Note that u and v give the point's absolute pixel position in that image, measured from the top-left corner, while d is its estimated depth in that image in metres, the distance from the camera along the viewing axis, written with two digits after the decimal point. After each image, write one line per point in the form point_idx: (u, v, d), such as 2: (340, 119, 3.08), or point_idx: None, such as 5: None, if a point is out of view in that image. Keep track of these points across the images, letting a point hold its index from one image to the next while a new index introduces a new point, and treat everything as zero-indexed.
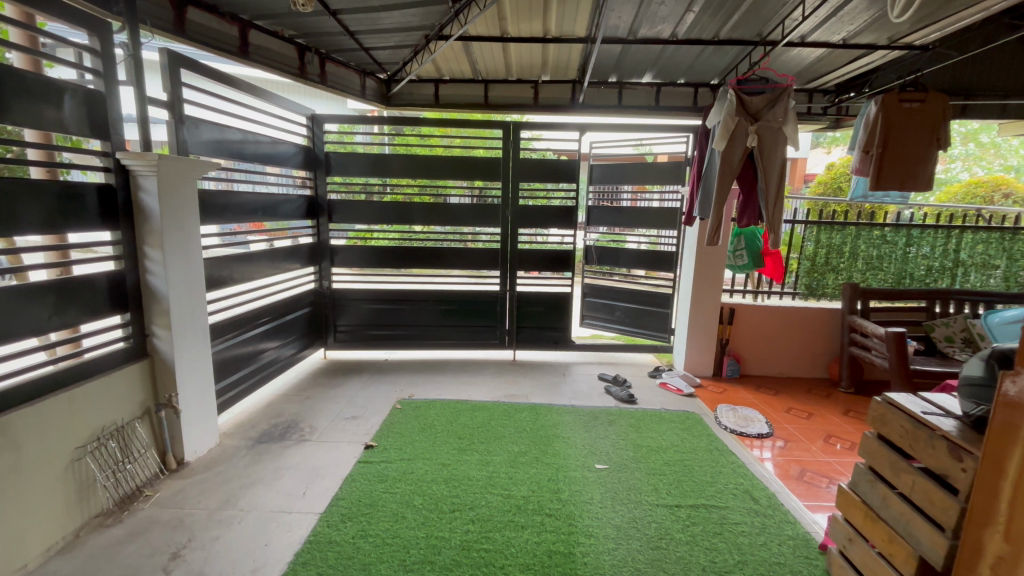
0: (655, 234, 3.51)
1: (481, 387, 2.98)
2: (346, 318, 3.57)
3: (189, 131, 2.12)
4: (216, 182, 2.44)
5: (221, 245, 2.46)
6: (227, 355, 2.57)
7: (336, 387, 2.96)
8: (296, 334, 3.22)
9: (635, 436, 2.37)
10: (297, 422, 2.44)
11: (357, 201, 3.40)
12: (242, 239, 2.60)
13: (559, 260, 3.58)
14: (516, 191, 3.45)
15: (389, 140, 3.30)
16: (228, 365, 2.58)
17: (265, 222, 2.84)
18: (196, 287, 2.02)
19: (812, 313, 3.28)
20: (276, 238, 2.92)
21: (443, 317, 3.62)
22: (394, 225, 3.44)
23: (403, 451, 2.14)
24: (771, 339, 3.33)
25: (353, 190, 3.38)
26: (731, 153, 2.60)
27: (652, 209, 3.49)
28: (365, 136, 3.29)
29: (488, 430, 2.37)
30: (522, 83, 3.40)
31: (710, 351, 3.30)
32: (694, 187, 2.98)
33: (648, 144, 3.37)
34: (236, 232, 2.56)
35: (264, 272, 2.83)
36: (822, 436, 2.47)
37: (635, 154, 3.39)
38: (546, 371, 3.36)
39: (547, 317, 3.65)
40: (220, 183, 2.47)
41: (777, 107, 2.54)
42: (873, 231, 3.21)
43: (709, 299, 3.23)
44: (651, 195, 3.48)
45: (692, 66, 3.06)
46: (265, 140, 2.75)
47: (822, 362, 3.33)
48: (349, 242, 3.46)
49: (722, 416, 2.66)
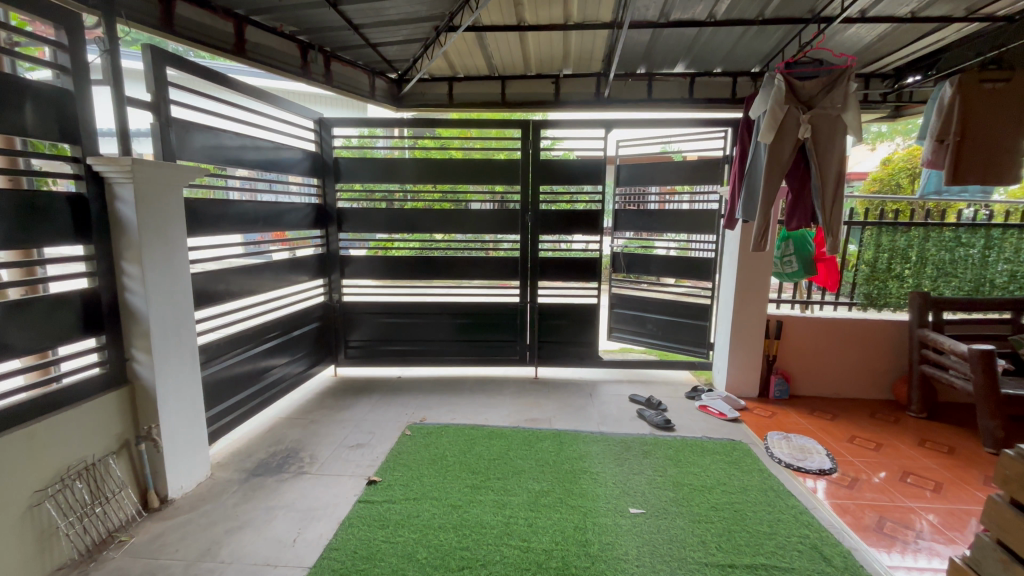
0: (689, 239, 3.20)
1: (499, 409, 2.72)
2: (357, 333, 3.37)
3: (176, 135, 1.96)
4: (241, 192, 2.43)
5: (218, 257, 2.28)
6: (226, 376, 2.39)
7: (343, 409, 2.74)
8: (304, 350, 3.04)
9: (674, 472, 2.07)
10: (297, 451, 2.23)
11: (377, 210, 3.20)
12: (265, 250, 2.59)
13: (583, 269, 3.30)
14: (536, 195, 3.20)
15: (410, 146, 3.11)
16: (228, 387, 2.40)
17: (285, 231, 2.82)
18: (182, 305, 1.84)
19: (873, 325, 2.90)
20: (298, 246, 2.90)
21: (458, 332, 3.38)
22: (415, 234, 3.22)
23: (410, 488, 1.90)
24: (825, 355, 2.96)
25: (372, 200, 3.18)
26: (780, 146, 2.29)
27: (681, 212, 3.18)
28: (385, 141, 3.12)
29: (505, 462, 2.11)
30: (541, 78, 3.15)
31: (756, 370, 2.95)
32: (734, 186, 2.66)
33: (675, 146, 3.09)
34: (259, 242, 2.54)
35: (268, 286, 2.65)
36: (896, 472, 2.10)
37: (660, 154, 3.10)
38: (571, 390, 3.08)
39: (571, 331, 3.37)
40: (245, 193, 2.46)
41: (834, 91, 2.20)
42: (944, 232, 2.81)
43: (754, 310, 2.89)
44: (680, 196, 3.17)
45: (731, 52, 2.76)
46: (267, 146, 2.58)
47: (886, 381, 2.94)
48: (370, 252, 3.26)
49: (774, 446, 2.32)
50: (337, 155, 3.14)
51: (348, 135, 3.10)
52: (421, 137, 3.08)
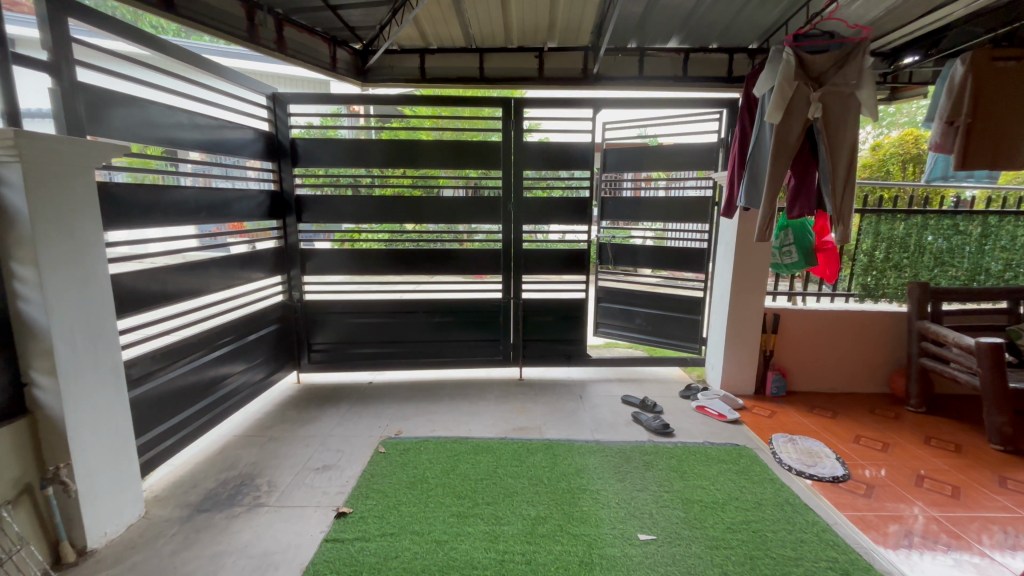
0: (664, 228, 3.04)
1: (483, 417, 2.47)
2: (323, 335, 3.04)
3: (86, 107, 1.61)
4: (193, 178, 2.16)
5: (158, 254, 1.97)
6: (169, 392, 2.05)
7: (307, 423, 2.43)
8: (261, 356, 2.70)
9: (682, 486, 1.87)
10: (254, 477, 1.93)
11: (343, 197, 2.87)
12: (222, 241, 2.36)
13: (570, 262, 3.07)
14: (519, 182, 2.94)
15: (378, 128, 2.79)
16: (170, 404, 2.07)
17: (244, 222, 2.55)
18: (97, 313, 1.51)
19: (870, 317, 2.79)
20: (258, 239, 2.64)
21: (436, 331, 3.10)
22: (383, 223, 2.91)
23: (387, 521, 1.64)
24: (822, 349, 2.84)
25: (336, 187, 2.85)
26: (789, 127, 2.10)
27: (657, 200, 3.02)
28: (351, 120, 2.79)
29: (494, 483, 1.87)
30: (524, 52, 2.85)
31: (752, 366, 2.81)
32: (734, 172, 2.48)
33: (652, 131, 2.93)
34: (216, 234, 2.32)
35: (214, 285, 2.30)
36: (911, 477, 1.98)
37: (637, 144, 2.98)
38: (559, 392, 2.86)
39: (558, 329, 3.14)
40: (197, 179, 2.18)
41: (848, 67, 2.02)
42: (943, 220, 2.71)
43: (752, 304, 2.74)
44: (658, 183, 3.00)
45: (729, 26, 2.55)
46: (208, 123, 2.22)
47: (881, 374, 2.86)
48: (335, 245, 2.93)
49: (781, 451, 2.16)
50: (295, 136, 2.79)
51: (308, 114, 2.75)
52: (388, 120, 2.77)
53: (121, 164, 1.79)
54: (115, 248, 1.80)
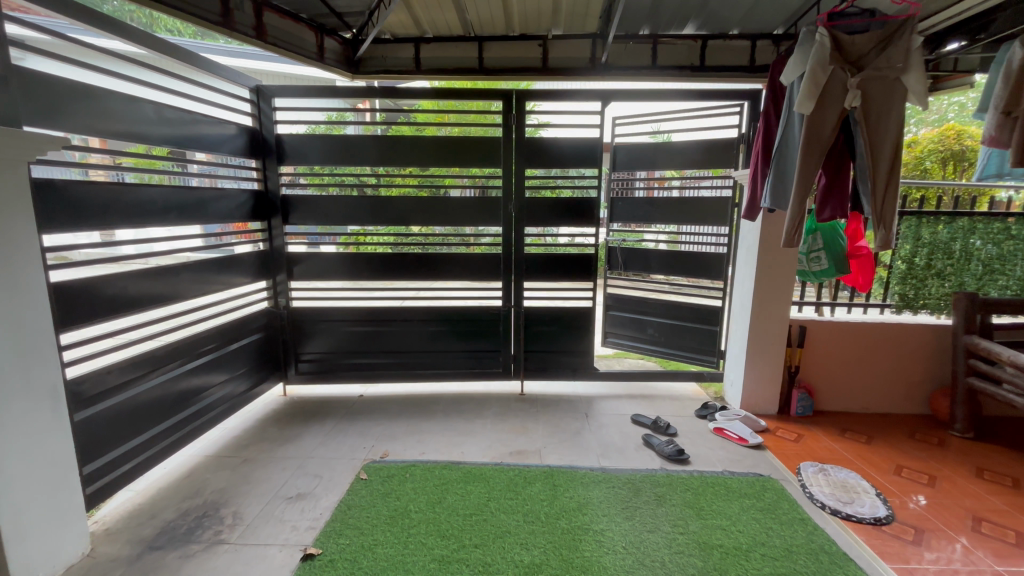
0: (679, 230, 2.82)
1: (477, 438, 2.26)
2: (312, 344, 2.85)
3: (24, 94, 1.41)
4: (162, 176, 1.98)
5: (132, 258, 1.83)
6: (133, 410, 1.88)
7: (287, 442, 2.24)
8: (243, 366, 2.53)
9: (698, 527, 1.64)
10: (218, 507, 1.74)
11: (349, 198, 2.69)
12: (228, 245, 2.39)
13: (576, 267, 2.84)
14: (521, 181, 2.72)
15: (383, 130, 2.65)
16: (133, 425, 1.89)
17: (250, 223, 2.57)
18: (29, 330, 1.32)
19: (907, 329, 2.52)
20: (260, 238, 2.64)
21: (431, 342, 2.89)
22: (389, 225, 2.73)
23: (360, 566, 1.43)
24: (854, 365, 2.58)
25: (341, 187, 2.68)
26: (822, 118, 1.85)
27: (671, 201, 2.79)
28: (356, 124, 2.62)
29: (484, 520, 1.65)
30: (526, 40, 2.62)
31: (776, 383, 2.56)
32: (756, 169, 2.23)
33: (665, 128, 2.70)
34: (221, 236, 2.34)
35: (187, 290, 2.12)
36: (964, 519, 1.72)
37: (651, 145, 2.78)
38: (562, 410, 2.63)
39: (562, 340, 2.92)
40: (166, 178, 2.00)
41: (892, 48, 1.76)
42: (992, 223, 2.43)
43: (775, 315, 2.48)
44: (672, 184, 2.78)
45: (753, 9, 2.30)
46: (178, 116, 2.04)
47: (921, 393, 2.59)
48: (342, 248, 2.75)
49: (812, 483, 1.92)
50: (307, 132, 2.64)
51: (314, 121, 2.59)
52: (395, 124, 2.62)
53: (128, 164, 1.82)
54: (122, 248, 1.81)
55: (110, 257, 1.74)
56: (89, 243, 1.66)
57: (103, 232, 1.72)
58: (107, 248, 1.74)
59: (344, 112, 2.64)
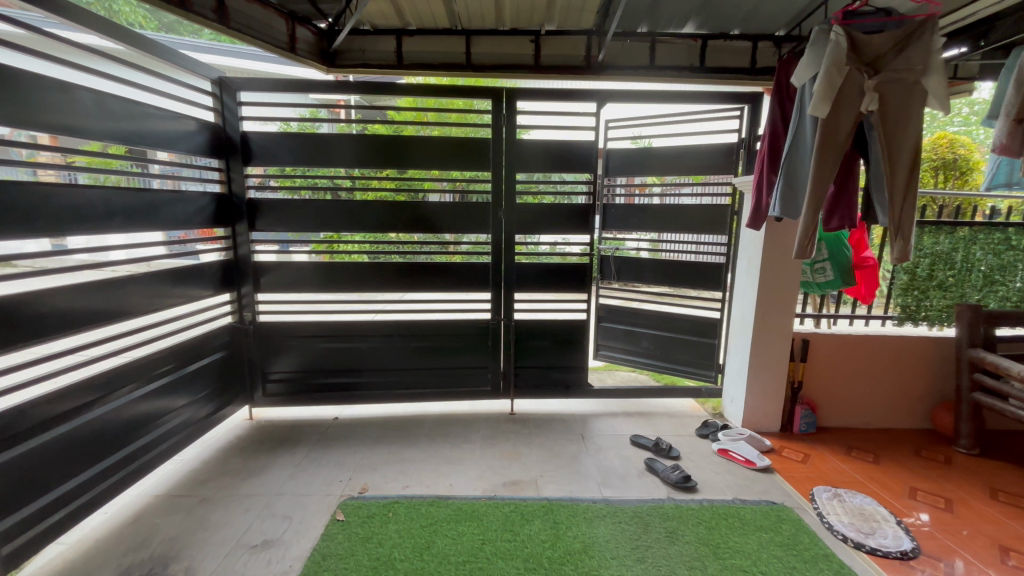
0: (659, 237, 2.70)
1: (467, 467, 2.06)
2: (281, 363, 2.60)
3: None
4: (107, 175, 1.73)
5: (70, 268, 1.59)
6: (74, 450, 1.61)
7: (253, 475, 2.00)
8: (204, 389, 2.27)
9: (717, 569, 1.48)
10: (168, 562, 1.49)
11: (322, 203, 2.46)
12: (192, 249, 2.16)
13: (568, 277, 2.68)
14: (510, 185, 2.55)
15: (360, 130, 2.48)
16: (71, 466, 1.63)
17: (217, 228, 2.35)
18: None
19: (910, 342, 2.45)
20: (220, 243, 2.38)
21: (415, 358, 2.67)
22: (368, 232, 2.51)
23: None
24: (856, 379, 2.49)
25: (314, 190, 2.45)
26: (838, 122, 1.74)
27: (651, 208, 2.68)
28: (330, 124, 2.41)
29: (481, 570, 1.45)
30: (517, 35, 2.46)
31: (778, 400, 2.45)
32: (760, 175, 2.11)
33: (646, 135, 2.64)
34: (185, 241, 2.11)
35: (136, 305, 1.85)
36: (991, 548, 1.62)
37: (632, 150, 2.71)
38: (556, 431, 2.45)
39: (554, 355, 2.75)
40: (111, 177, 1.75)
41: (911, 50, 1.67)
42: (992, 233, 2.38)
43: (779, 328, 2.37)
44: (652, 191, 2.67)
45: (755, 9, 2.20)
46: (127, 108, 1.79)
47: (922, 408, 2.52)
48: (314, 256, 2.51)
49: (829, 512, 1.79)
50: (278, 131, 2.41)
51: (285, 117, 2.37)
52: (372, 123, 2.41)
53: (81, 163, 1.63)
54: (74, 256, 1.62)
55: (62, 266, 1.56)
56: (39, 251, 1.48)
57: (55, 238, 1.53)
58: (59, 256, 1.57)
59: (317, 109, 2.41)
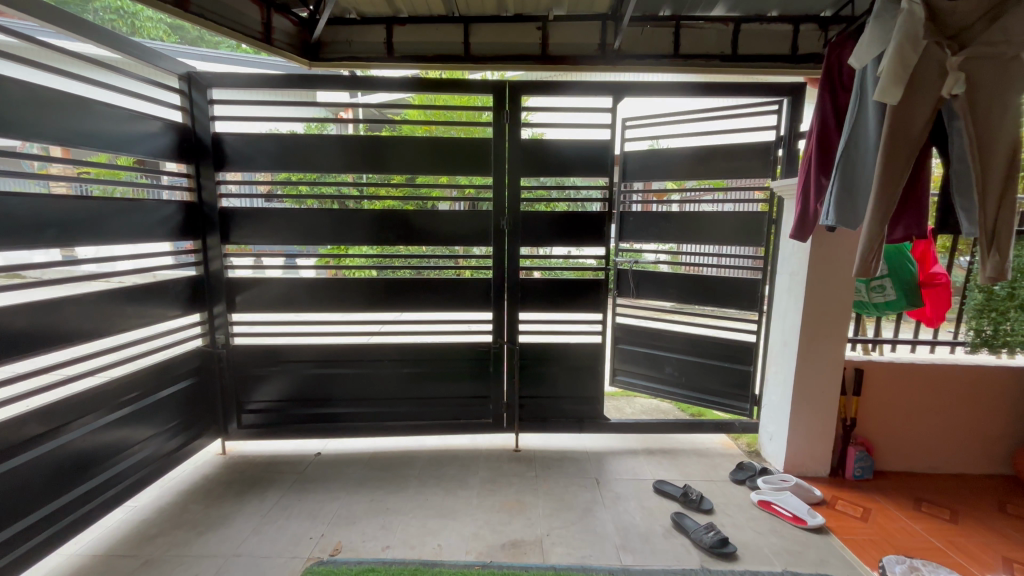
0: (679, 247, 2.39)
1: (461, 522, 1.75)
2: (260, 391, 2.34)
3: None
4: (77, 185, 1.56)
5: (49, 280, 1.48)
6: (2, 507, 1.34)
7: (211, 529, 1.71)
8: (170, 420, 2.01)
9: None
10: None
11: (325, 211, 2.20)
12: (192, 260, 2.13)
13: (581, 295, 2.37)
14: (515, 191, 2.26)
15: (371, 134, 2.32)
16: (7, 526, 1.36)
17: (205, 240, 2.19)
18: None
19: (983, 372, 2.07)
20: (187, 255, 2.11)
21: (407, 386, 2.38)
22: (376, 244, 2.25)
23: None
24: (919, 415, 2.12)
25: (320, 199, 2.20)
26: (912, 110, 1.41)
27: (671, 216, 2.38)
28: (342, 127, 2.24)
29: None
30: (523, 22, 2.18)
31: (826, 439, 2.09)
32: (807, 177, 1.78)
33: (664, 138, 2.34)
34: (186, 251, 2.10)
35: (82, 329, 1.59)
36: None
37: (649, 152, 2.41)
38: (566, 473, 2.13)
39: (565, 383, 2.43)
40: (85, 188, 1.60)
41: (1007, 18, 1.34)
42: None
43: (828, 356, 2.03)
44: (670, 199, 2.38)
45: None
46: (85, 108, 1.56)
47: (1000, 450, 2.14)
48: (322, 271, 2.25)
49: None
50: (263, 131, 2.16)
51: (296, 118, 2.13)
52: (380, 123, 2.16)
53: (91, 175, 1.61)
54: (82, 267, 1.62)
55: (70, 276, 1.55)
56: (49, 261, 1.49)
57: (65, 249, 1.53)
58: (68, 267, 1.57)
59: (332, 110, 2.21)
